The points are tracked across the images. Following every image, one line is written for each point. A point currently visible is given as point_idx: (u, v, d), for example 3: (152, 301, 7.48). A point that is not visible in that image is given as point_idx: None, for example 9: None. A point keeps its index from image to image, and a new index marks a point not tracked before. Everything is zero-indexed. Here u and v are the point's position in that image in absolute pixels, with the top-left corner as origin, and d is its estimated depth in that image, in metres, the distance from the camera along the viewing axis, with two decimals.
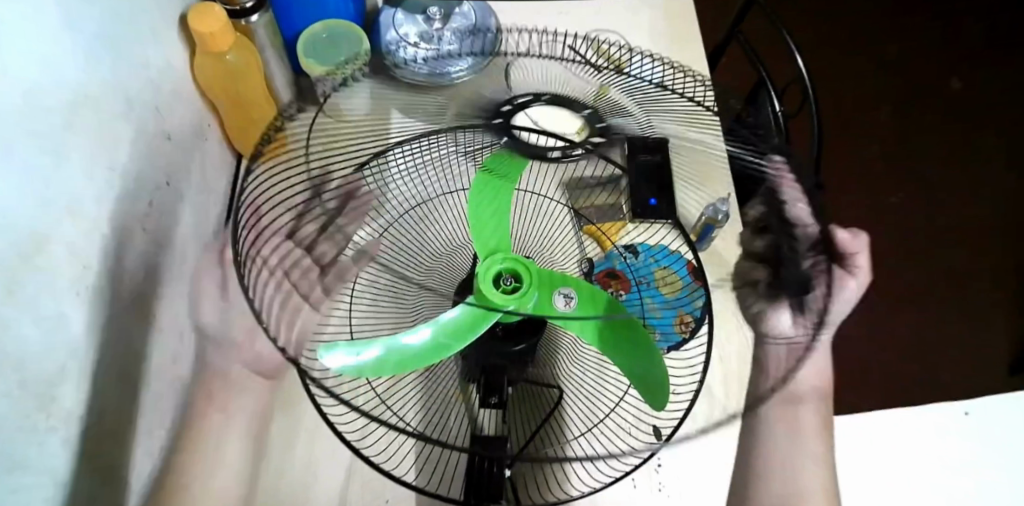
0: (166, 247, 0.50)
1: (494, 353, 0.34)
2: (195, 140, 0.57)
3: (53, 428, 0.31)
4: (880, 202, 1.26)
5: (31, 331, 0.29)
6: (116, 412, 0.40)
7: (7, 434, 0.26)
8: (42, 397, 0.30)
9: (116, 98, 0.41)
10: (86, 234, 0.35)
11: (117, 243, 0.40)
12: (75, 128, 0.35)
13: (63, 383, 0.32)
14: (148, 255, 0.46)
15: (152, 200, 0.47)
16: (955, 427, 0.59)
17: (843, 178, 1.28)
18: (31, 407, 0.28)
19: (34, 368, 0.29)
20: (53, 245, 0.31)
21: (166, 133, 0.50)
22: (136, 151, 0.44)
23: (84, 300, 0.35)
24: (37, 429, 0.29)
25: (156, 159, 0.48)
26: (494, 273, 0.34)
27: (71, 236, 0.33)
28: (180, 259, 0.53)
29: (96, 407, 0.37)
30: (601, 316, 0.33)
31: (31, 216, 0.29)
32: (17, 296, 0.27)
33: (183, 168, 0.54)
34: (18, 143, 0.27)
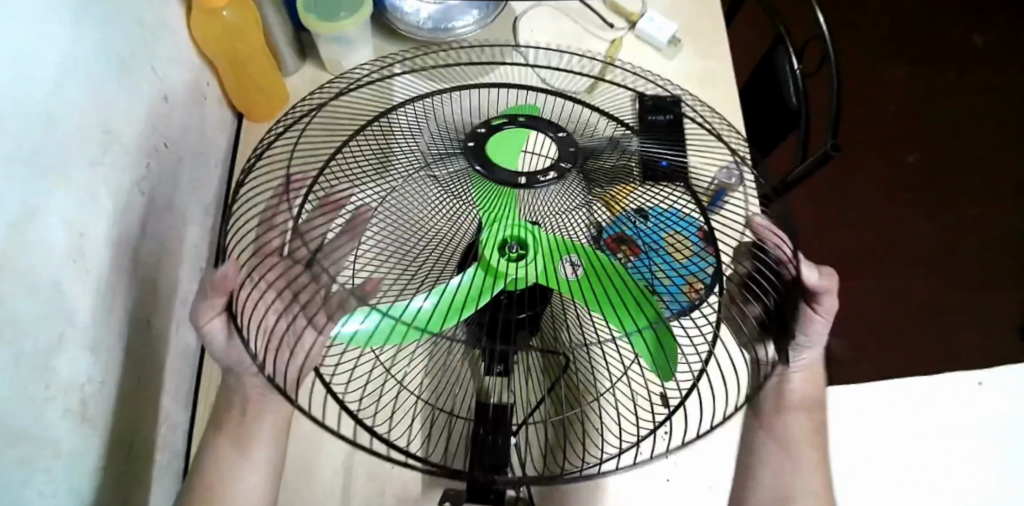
0: (165, 213, 0.49)
1: (499, 321, 0.33)
2: (194, 101, 0.55)
3: (54, 393, 0.31)
4: (903, 169, 1.21)
5: (37, 301, 0.29)
6: (119, 377, 0.40)
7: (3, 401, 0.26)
8: (41, 363, 0.30)
9: (111, 59, 0.39)
10: (83, 198, 0.35)
11: (114, 210, 0.39)
12: (66, 87, 0.33)
13: (63, 348, 0.32)
14: (147, 222, 0.45)
15: (149, 163, 0.45)
16: (957, 395, 0.63)
17: (866, 142, 1.23)
18: (28, 373, 0.29)
19: (30, 335, 0.29)
20: (49, 211, 0.31)
21: (164, 95, 0.48)
22: (134, 115, 0.42)
23: (82, 266, 0.35)
24: (38, 395, 0.30)
25: (151, 121, 0.46)
26: (497, 242, 0.32)
27: (66, 200, 0.33)
28: (180, 225, 0.52)
29: (102, 375, 0.37)
30: (604, 282, 0.33)
31: (25, 179, 0.28)
32: (10, 262, 0.27)
33: (181, 131, 0.52)
34: (5, 102, 0.26)
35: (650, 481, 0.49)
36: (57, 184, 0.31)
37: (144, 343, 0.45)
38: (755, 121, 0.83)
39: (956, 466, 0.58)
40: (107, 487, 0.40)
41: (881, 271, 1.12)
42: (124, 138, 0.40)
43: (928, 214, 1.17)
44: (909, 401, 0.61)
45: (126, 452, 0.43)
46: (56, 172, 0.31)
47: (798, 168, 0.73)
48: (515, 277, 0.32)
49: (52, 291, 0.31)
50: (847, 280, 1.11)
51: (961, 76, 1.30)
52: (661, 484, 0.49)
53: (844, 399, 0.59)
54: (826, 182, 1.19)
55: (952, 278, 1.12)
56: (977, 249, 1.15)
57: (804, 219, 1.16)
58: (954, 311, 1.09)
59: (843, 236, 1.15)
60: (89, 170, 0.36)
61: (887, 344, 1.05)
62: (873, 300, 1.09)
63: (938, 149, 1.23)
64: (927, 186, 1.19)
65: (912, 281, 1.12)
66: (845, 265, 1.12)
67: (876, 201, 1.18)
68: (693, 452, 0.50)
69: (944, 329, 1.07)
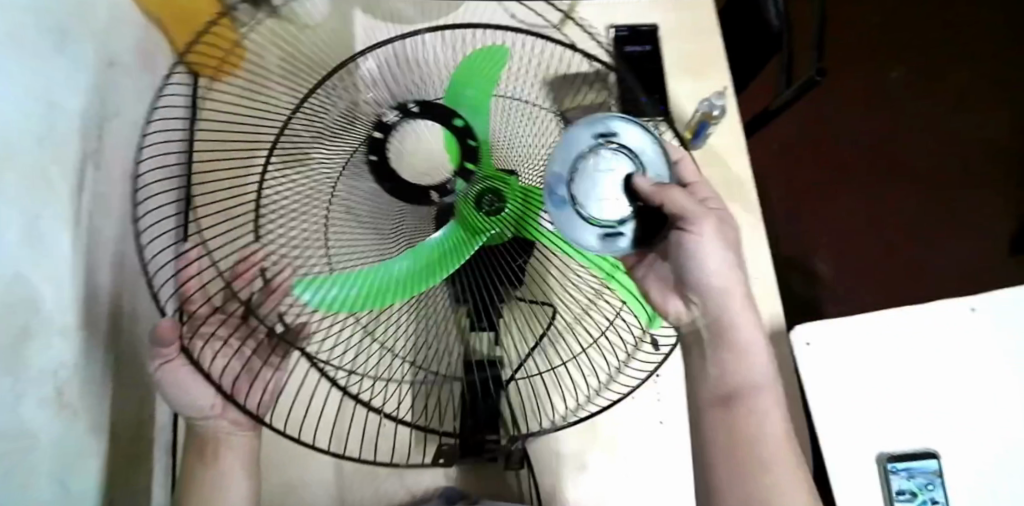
0: (126, 189, 0.46)
1: (484, 271, 0.31)
2: (144, 64, 0.51)
3: (26, 387, 0.31)
4: (890, 88, 1.19)
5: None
6: (98, 361, 0.40)
7: None
8: (8, 358, 0.29)
9: (49, 22, 0.35)
10: (34, 181, 0.32)
11: (69, 193, 0.36)
12: (4, 60, 0.29)
13: (31, 339, 0.31)
14: (106, 200, 0.42)
15: (101, 137, 0.42)
16: (948, 321, 0.63)
17: (853, 63, 1.20)
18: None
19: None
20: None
21: (110, 60, 0.44)
22: (79, 84, 0.39)
23: (39, 255, 0.32)
24: (10, 391, 0.29)
25: (100, 90, 0.42)
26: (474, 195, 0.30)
27: (17, 185, 0.30)
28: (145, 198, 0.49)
29: (75, 363, 0.36)
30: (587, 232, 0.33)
31: None
32: None
33: (132, 97, 0.48)
34: None
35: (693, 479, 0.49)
36: (2, 168, 0.29)
37: (123, 326, 0.44)
38: (737, 49, 0.79)
39: (929, 379, 0.60)
40: (101, 469, 0.40)
41: (861, 196, 1.13)
42: (70, 111, 0.37)
43: (911, 133, 1.17)
44: (897, 326, 0.62)
45: (116, 433, 0.43)
46: (1, 155, 0.29)
47: (781, 96, 0.70)
48: (498, 232, 0.30)
49: (11, 283, 0.29)
50: (829, 207, 1.12)
51: None
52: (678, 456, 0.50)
53: (825, 334, 0.60)
54: (811, 106, 1.17)
55: (932, 198, 1.14)
56: (957, 168, 1.16)
57: (787, 144, 1.15)
58: (930, 231, 1.12)
59: (826, 161, 1.14)
60: (38, 150, 0.33)
61: (863, 267, 1.09)
62: (852, 225, 1.11)
63: (925, 65, 1.21)
64: (913, 104, 1.18)
65: (892, 202, 1.13)
66: (826, 192, 1.13)
67: (861, 124, 1.17)
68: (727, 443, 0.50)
69: (919, 250, 1.11)
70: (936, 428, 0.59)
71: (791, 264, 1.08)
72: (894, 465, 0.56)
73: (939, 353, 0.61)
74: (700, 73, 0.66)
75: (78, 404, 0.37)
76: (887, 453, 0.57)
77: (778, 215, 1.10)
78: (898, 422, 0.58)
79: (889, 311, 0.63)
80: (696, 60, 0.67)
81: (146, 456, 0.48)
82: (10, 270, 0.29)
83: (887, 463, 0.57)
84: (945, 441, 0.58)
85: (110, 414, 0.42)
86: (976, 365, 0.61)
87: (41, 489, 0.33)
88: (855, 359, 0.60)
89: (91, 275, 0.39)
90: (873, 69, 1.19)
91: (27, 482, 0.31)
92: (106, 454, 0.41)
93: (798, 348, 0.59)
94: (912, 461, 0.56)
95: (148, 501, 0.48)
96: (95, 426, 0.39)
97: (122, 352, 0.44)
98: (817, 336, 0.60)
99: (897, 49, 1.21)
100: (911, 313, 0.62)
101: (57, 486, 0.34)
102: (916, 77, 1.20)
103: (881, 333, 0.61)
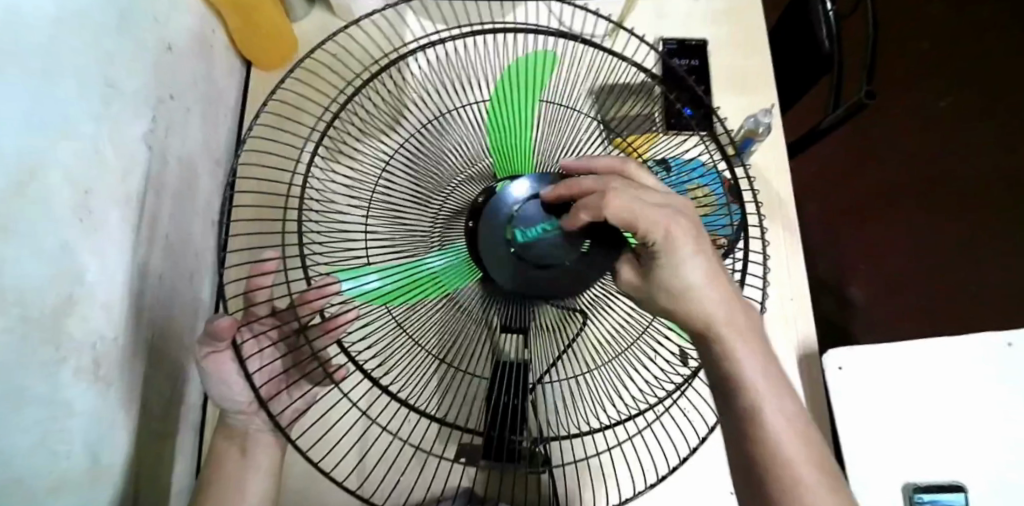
0: (176, 167, 0.48)
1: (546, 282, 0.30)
2: (201, 50, 0.52)
3: (65, 353, 0.32)
4: (945, 116, 1.13)
5: (40, 260, 0.29)
6: (134, 332, 0.41)
7: (13, 365, 0.27)
8: (49, 324, 0.30)
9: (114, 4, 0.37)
10: (88, 156, 0.34)
11: (120, 170, 0.38)
12: (68, 37, 0.31)
13: (72, 307, 0.32)
14: (156, 177, 0.44)
15: (156, 117, 0.43)
16: (986, 356, 0.59)
17: (907, 87, 1.15)
18: (37, 336, 0.29)
19: (35, 297, 0.28)
20: (52, 167, 0.30)
21: (167, 45, 0.46)
22: (137, 65, 0.40)
23: (88, 225, 0.34)
24: (50, 356, 0.30)
25: (157, 72, 0.44)
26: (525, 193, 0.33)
27: (71, 156, 0.32)
28: (190, 178, 0.51)
29: (113, 333, 0.38)
30: None
31: (26, 137, 0.27)
32: (11, 223, 0.26)
33: (189, 82, 0.50)
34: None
35: (713, 493, 0.52)
36: (58, 140, 0.30)
37: (162, 301, 0.46)
38: (785, 65, 0.77)
39: (967, 418, 0.57)
40: (129, 440, 0.42)
41: (907, 225, 1.08)
42: (126, 91, 0.38)
43: (965, 163, 1.11)
44: (931, 357, 0.58)
45: (147, 404, 0.45)
46: (58, 127, 0.30)
47: (827, 116, 0.67)
48: None
49: (57, 252, 0.31)
50: (872, 236, 1.07)
51: (1017, 11, 1.19)
52: (686, 478, 0.52)
53: (858, 359, 0.58)
54: (858, 129, 1.13)
55: (984, 232, 1.08)
56: (1014, 201, 1.09)
57: (830, 167, 1.11)
58: (979, 266, 1.06)
59: (871, 187, 1.10)
60: (93, 124, 0.34)
61: (904, 299, 1.04)
62: (895, 255, 1.06)
63: (985, 93, 1.15)
64: (968, 134, 1.12)
65: (940, 234, 1.08)
66: (869, 220, 1.08)
67: (911, 151, 1.11)
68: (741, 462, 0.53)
69: (966, 285, 1.05)
70: (975, 473, 0.55)
71: (826, 291, 1.04)
72: (921, 497, 0.53)
73: (977, 388, 0.58)
74: (744, 88, 0.65)
75: (112, 372, 0.38)
76: (916, 484, 0.54)
77: (816, 239, 1.07)
78: (935, 464, 0.55)
79: (922, 339, 0.59)
80: (741, 74, 0.65)
81: (173, 428, 0.49)
82: (57, 240, 0.31)
83: (913, 494, 0.53)
84: (983, 488, 0.55)
85: (142, 386, 0.43)
86: (1020, 406, 0.57)
87: (74, 451, 0.34)
88: (887, 387, 0.57)
89: (134, 249, 0.41)
90: (927, 95, 1.14)
91: (59, 442, 0.32)
92: (135, 423, 0.43)
93: (828, 371, 0.57)
94: (939, 493, 0.53)
95: (170, 473, 0.49)
96: (128, 396, 0.41)
97: (158, 326, 0.45)
98: (851, 360, 0.57)
99: (955, 75, 1.15)
100: (945, 344, 0.59)
101: (88, 450, 0.36)
102: (973, 106, 1.14)
103: (914, 364, 0.58)
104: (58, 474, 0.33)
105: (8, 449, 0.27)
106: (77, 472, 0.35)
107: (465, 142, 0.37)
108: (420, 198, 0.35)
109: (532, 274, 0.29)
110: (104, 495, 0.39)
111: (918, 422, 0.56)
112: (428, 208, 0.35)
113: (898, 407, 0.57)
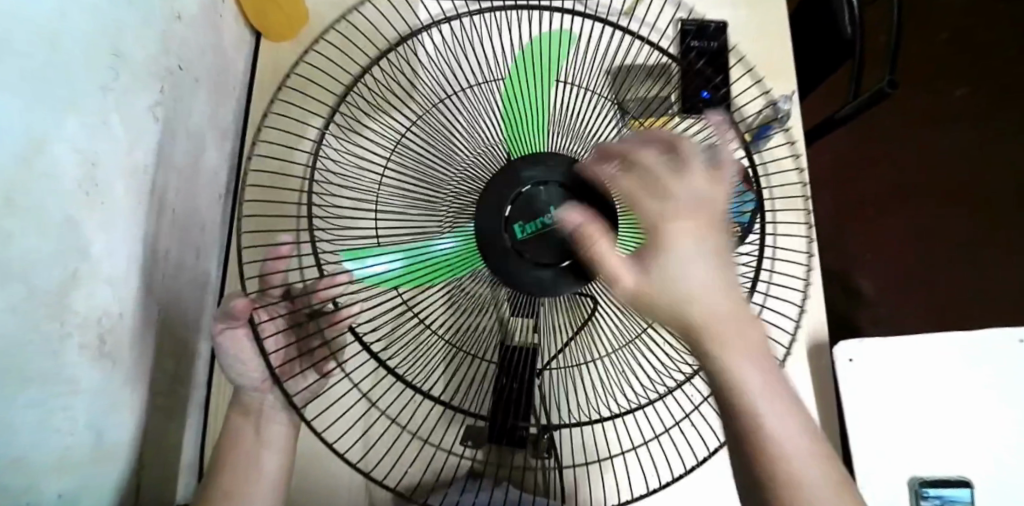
0: (182, 144, 0.47)
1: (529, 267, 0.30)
2: (210, 23, 0.51)
3: (70, 330, 0.32)
4: (967, 106, 1.10)
5: (45, 232, 0.28)
6: (140, 309, 0.41)
7: (19, 335, 0.27)
8: (53, 301, 0.30)
9: None
10: (94, 127, 0.33)
11: (126, 141, 0.37)
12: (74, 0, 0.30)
13: (79, 281, 0.32)
14: (161, 150, 0.43)
15: (163, 88, 0.42)
16: (1002, 353, 0.58)
17: (929, 75, 1.11)
18: (41, 311, 0.29)
19: (41, 271, 0.28)
20: (59, 137, 0.29)
21: (176, 15, 0.45)
22: (146, 33, 0.39)
23: (95, 198, 0.34)
24: (54, 330, 0.30)
25: (164, 41, 0.43)
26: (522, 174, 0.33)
27: (79, 127, 0.31)
28: (197, 152, 0.50)
29: (118, 309, 0.38)
30: None
31: (28, 104, 0.26)
32: (17, 197, 0.26)
33: (196, 53, 0.49)
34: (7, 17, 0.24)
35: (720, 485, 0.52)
36: (65, 110, 0.29)
37: (169, 276, 0.46)
38: (803, 49, 0.74)
39: (978, 414, 0.56)
40: (135, 414, 0.42)
41: (924, 217, 1.05)
42: (134, 60, 0.38)
43: (987, 156, 1.08)
44: (944, 352, 0.58)
45: (152, 381, 0.45)
46: (65, 95, 0.29)
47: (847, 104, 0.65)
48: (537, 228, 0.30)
49: (63, 226, 0.30)
50: (887, 228, 1.05)
51: None
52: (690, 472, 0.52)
53: (871, 351, 0.57)
54: (877, 117, 1.09)
55: (1001, 226, 1.05)
56: None
57: (844, 156, 1.08)
58: (995, 261, 1.04)
59: (888, 178, 1.07)
60: (101, 93, 0.33)
61: (916, 292, 1.02)
62: (910, 247, 1.04)
63: (1011, 83, 1.11)
64: (992, 124, 1.09)
65: (956, 227, 1.05)
66: (883, 211, 1.06)
67: (931, 141, 1.08)
68: None
69: (980, 279, 1.03)
70: (982, 468, 0.55)
71: (836, 283, 1.03)
72: (928, 492, 0.53)
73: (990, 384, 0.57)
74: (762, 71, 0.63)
75: (119, 348, 0.38)
76: (922, 478, 0.54)
77: (828, 229, 1.05)
78: (942, 460, 0.55)
79: (934, 333, 0.58)
80: (760, 57, 0.63)
81: (178, 402, 0.50)
82: (60, 217, 0.30)
83: (919, 489, 0.53)
84: (989, 484, 0.54)
85: (148, 360, 0.43)
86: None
87: (80, 424, 0.35)
88: (898, 382, 0.56)
89: (141, 224, 0.40)
90: (950, 83, 1.11)
91: (66, 416, 0.33)
92: (141, 396, 0.43)
93: (839, 365, 0.56)
94: (946, 489, 0.53)
95: (176, 445, 0.50)
96: (134, 371, 0.41)
97: (163, 304, 0.45)
98: (862, 353, 0.57)
99: (983, 63, 1.11)
100: (959, 339, 0.58)
101: (95, 423, 0.36)
102: (999, 96, 1.10)
103: (927, 359, 0.57)
104: (67, 445, 0.33)
105: (11, 423, 0.27)
106: (84, 444, 0.35)
107: (480, 120, 0.36)
108: (434, 177, 0.35)
109: (534, 274, 0.30)
110: (108, 469, 0.39)
111: (928, 414, 0.56)
112: (442, 184, 0.34)
113: (907, 404, 0.56)
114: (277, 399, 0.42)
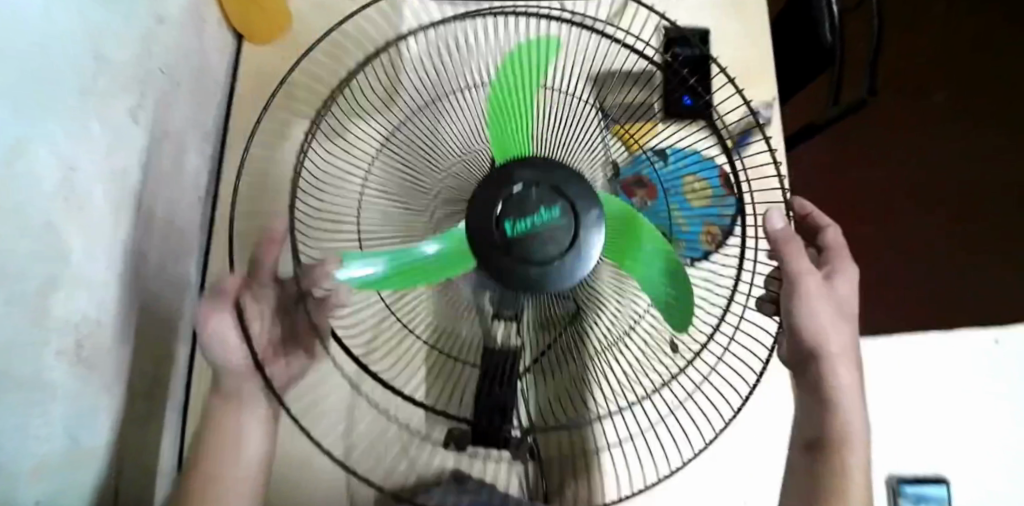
0: (164, 148, 0.47)
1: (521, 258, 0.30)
2: (194, 27, 0.51)
3: (47, 335, 0.31)
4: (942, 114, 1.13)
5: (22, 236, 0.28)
6: (120, 313, 0.41)
7: None
8: (30, 305, 0.29)
9: None
10: (75, 131, 0.33)
11: (107, 145, 0.37)
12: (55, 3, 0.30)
13: (57, 284, 0.32)
14: (142, 153, 0.43)
15: (145, 91, 0.42)
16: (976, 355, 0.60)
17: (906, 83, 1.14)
18: (18, 316, 0.28)
19: (17, 275, 0.28)
20: (37, 140, 0.29)
21: (159, 18, 0.44)
22: (129, 36, 0.39)
23: (74, 202, 0.33)
24: (30, 335, 0.30)
25: (147, 44, 0.42)
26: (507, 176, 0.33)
27: (59, 131, 0.31)
28: (179, 156, 0.50)
29: (97, 313, 0.37)
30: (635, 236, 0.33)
31: (7, 104, 0.26)
32: None
33: (180, 57, 0.49)
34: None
35: (702, 485, 0.53)
36: (44, 113, 0.29)
37: (150, 281, 0.45)
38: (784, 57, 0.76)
39: (955, 414, 0.58)
40: (113, 421, 0.41)
41: (903, 221, 1.08)
42: (116, 63, 0.37)
43: (961, 162, 1.11)
44: (922, 354, 0.59)
45: (131, 386, 0.44)
46: (46, 98, 0.29)
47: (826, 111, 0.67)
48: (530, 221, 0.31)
49: (41, 229, 0.30)
50: (866, 231, 1.07)
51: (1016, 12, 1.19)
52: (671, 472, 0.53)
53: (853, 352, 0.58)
54: (857, 123, 1.12)
55: (977, 230, 1.08)
56: (1008, 202, 1.10)
57: (824, 161, 1.10)
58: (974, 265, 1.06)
59: (868, 183, 1.10)
60: (82, 96, 0.33)
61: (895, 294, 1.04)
62: (889, 250, 1.06)
63: (984, 92, 1.14)
64: (966, 132, 1.12)
65: (934, 231, 1.08)
66: (863, 214, 1.08)
67: (908, 147, 1.11)
68: (732, 456, 0.54)
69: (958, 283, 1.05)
70: (959, 468, 0.56)
71: None
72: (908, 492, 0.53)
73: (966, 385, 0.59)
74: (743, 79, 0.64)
75: (97, 352, 0.38)
76: (902, 478, 0.54)
77: None
78: (921, 459, 0.56)
79: (914, 335, 0.60)
80: (741, 65, 0.65)
81: (157, 408, 0.49)
82: (39, 221, 0.30)
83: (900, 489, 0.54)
84: (966, 483, 0.56)
85: (128, 366, 0.43)
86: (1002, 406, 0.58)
87: (56, 431, 0.34)
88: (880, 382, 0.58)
89: (121, 228, 0.40)
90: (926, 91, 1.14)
91: (42, 423, 0.32)
92: (120, 402, 0.42)
93: None
94: (925, 488, 0.54)
95: (154, 452, 0.49)
96: (112, 376, 0.41)
97: (144, 309, 0.45)
98: None
99: (957, 72, 1.15)
100: (937, 341, 0.60)
101: (71, 429, 0.36)
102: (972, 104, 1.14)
103: (905, 359, 0.59)
104: (43, 452, 0.33)
105: None
106: (60, 451, 0.35)
107: (463, 124, 0.37)
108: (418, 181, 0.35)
109: (521, 272, 0.30)
110: (84, 476, 0.38)
111: (907, 413, 0.57)
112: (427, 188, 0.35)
113: (888, 404, 0.57)
114: (258, 404, 0.42)
